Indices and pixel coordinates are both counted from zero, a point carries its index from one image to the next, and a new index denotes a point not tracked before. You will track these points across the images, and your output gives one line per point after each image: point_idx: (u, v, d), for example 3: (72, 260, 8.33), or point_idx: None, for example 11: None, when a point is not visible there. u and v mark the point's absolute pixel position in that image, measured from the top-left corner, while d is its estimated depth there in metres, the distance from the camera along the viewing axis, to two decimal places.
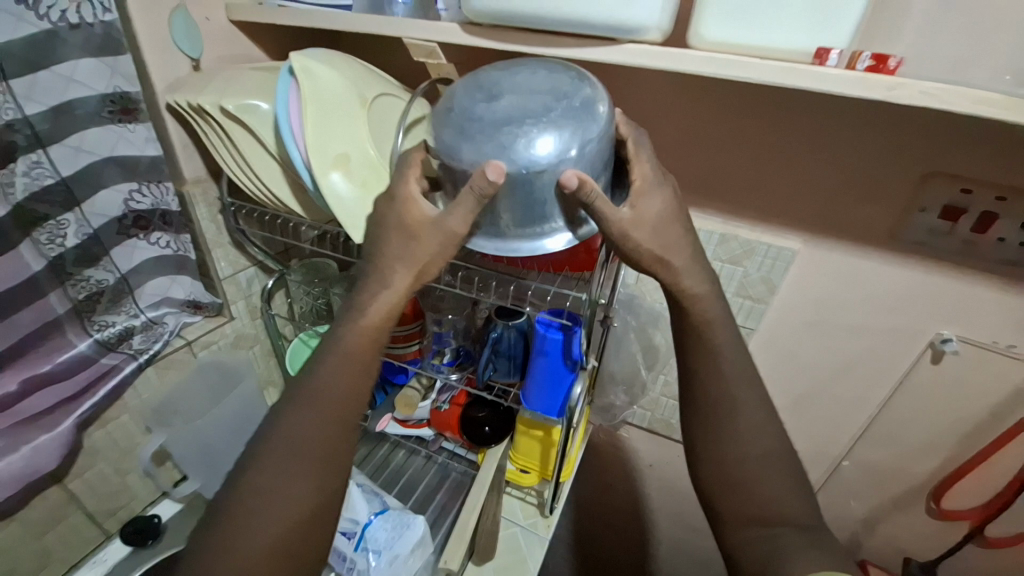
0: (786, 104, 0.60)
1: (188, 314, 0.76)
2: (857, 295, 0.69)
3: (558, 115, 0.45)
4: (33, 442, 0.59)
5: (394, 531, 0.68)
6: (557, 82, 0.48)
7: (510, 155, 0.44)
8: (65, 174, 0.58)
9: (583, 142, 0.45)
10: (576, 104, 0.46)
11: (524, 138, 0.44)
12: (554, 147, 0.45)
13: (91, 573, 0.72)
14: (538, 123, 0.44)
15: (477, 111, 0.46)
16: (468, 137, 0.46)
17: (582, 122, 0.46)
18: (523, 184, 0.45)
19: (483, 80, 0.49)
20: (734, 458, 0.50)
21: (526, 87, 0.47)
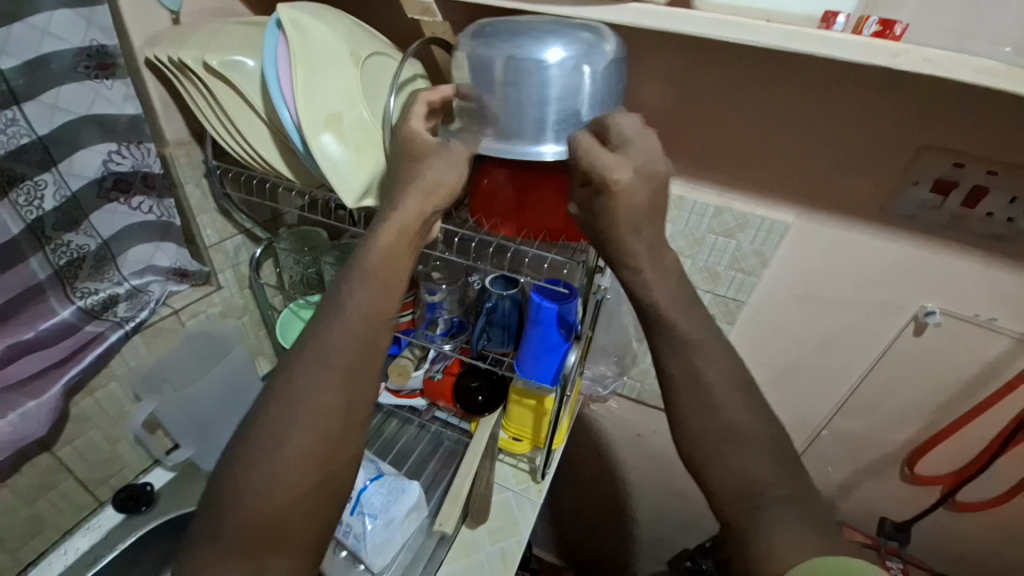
0: (789, 73, 0.59)
1: (175, 282, 0.75)
2: (847, 268, 0.70)
3: (575, 32, 0.48)
4: (20, 408, 0.58)
5: (390, 496, 0.69)
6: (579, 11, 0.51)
7: (527, 58, 0.47)
8: (41, 133, 0.55)
9: (596, 60, 0.48)
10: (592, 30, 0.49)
11: (542, 44, 0.47)
12: (569, 55, 0.47)
13: (86, 538, 0.73)
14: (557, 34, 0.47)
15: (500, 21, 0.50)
16: (492, 40, 0.48)
17: (595, 42, 0.48)
18: (534, 90, 0.48)
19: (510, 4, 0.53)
20: (704, 423, 0.49)
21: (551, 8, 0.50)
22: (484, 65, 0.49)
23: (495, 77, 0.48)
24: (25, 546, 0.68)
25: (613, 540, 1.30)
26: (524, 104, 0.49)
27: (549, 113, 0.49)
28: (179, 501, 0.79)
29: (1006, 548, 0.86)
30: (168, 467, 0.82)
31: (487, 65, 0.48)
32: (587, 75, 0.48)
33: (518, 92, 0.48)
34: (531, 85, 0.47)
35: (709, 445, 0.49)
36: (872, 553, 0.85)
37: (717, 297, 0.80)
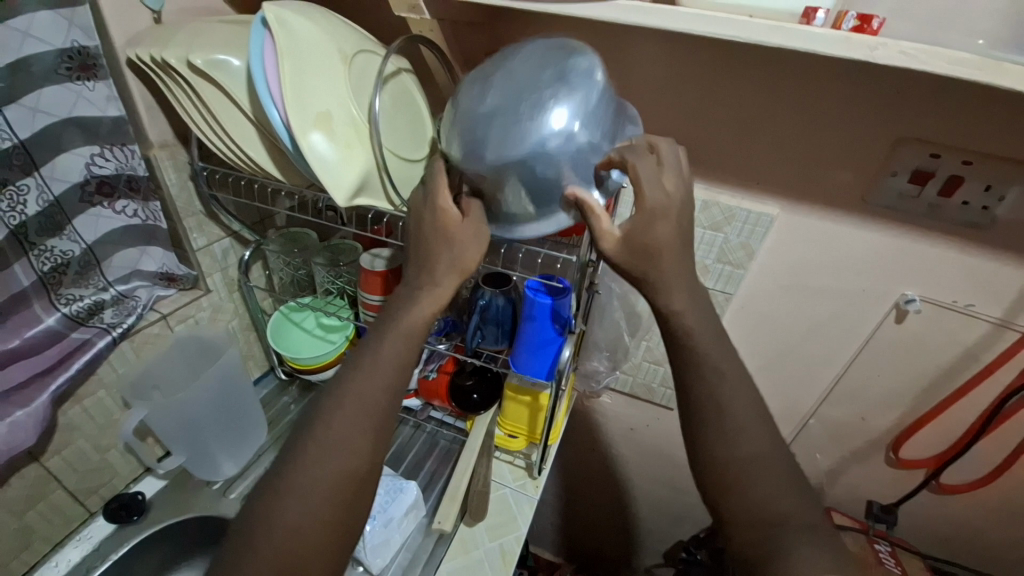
0: (771, 68, 0.61)
1: (162, 287, 0.74)
2: (831, 258, 0.72)
3: (563, 106, 0.47)
4: (9, 419, 0.57)
5: (389, 495, 0.70)
6: (555, 59, 0.49)
7: (533, 157, 0.47)
8: (23, 136, 0.54)
9: (590, 123, 0.48)
10: (574, 87, 0.47)
11: (542, 135, 0.46)
12: (575, 123, 0.47)
13: (77, 550, 0.71)
14: (550, 119, 0.46)
15: (487, 107, 0.48)
16: (492, 145, 0.47)
17: (589, 90, 0.48)
18: (550, 177, 0.49)
19: (483, 74, 0.51)
20: (730, 457, 0.50)
21: (530, 70, 0.49)
22: (490, 168, 0.48)
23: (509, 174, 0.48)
24: (11, 561, 0.66)
25: (610, 533, 1.32)
26: (546, 186, 0.49)
27: (570, 184, 0.50)
28: (173, 509, 0.78)
29: (986, 526, 0.89)
30: (160, 474, 0.80)
31: (496, 170, 0.49)
32: (595, 128, 0.48)
33: (537, 179, 0.48)
34: (547, 166, 0.48)
35: (734, 477, 0.49)
36: (860, 535, 0.88)
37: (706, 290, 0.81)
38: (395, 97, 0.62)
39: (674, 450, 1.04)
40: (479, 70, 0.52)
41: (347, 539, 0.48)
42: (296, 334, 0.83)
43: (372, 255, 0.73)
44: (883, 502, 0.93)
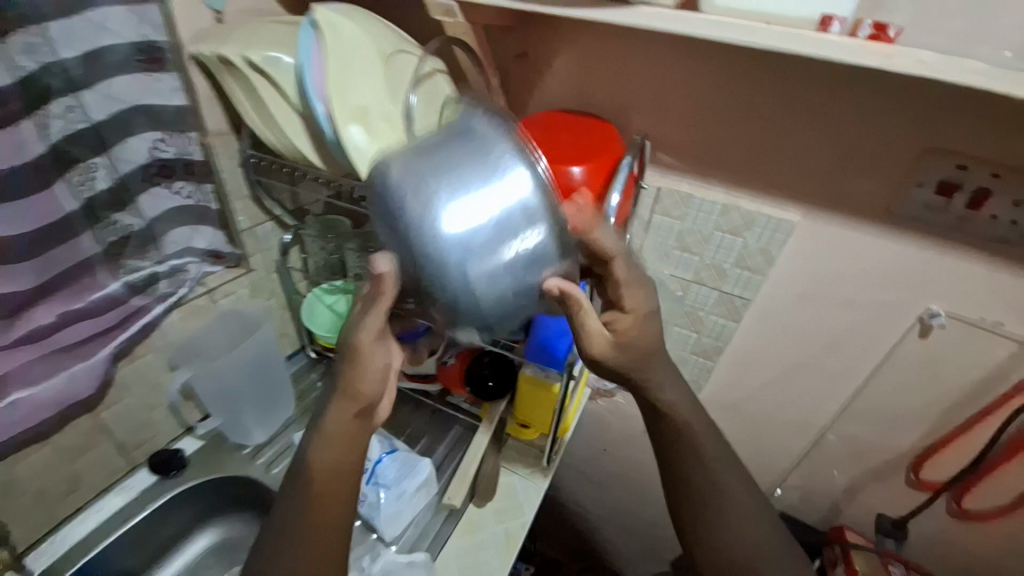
0: (795, 76, 0.62)
1: (210, 264, 0.80)
2: (852, 268, 0.71)
3: (486, 243, 0.43)
4: (71, 369, 0.65)
5: (402, 470, 0.74)
6: (454, 181, 0.43)
7: (479, 303, 0.45)
8: (96, 119, 0.61)
9: (524, 245, 0.44)
10: (488, 211, 0.43)
11: (477, 281, 0.44)
12: (512, 244, 0.44)
13: (120, 497, 0.78)
14: (479, 264, 0.43)
15: (412, 261, 0.45)
16: (436, 301, 0.45)
17: (506, 208, 0.43)
18: (509, 311, 0.47)
19: (387, 204, 0.45)
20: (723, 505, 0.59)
21: (436, 204, 0.43)
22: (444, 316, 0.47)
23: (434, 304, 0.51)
24: (62, 501, 0.73)
25: (617, 537, 1.32)
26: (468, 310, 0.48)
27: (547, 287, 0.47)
28: (208, 468, 0.84)
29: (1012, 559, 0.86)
30: (199, 436, 0.87)
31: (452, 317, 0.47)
32: (499, 244, 0.43)
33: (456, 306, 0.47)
34: (503, 301, 0.46)
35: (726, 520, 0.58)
36: (873, 555, 0.87)
37: (724, 294, 0.81)
38: (429, 95, 0.66)
39: None
40: (383, 210, 0.45)
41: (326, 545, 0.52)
42: (327, 315, 0.88)
43: None
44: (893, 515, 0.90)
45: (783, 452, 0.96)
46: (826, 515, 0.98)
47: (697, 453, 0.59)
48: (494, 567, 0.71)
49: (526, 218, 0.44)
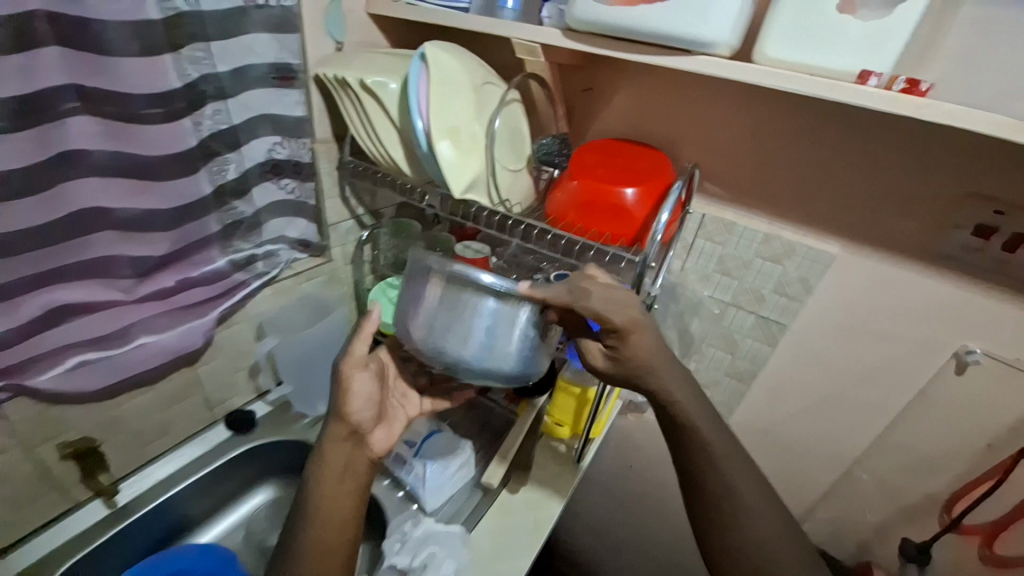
0: (835, 122, 0.69)
1: (298, 251, 0.92)
2: (888, 302, 0.75)
3: (496, 339, 0.58)
4: (187, 324, 0.77)
5: (449, 448, 0.82)
6: (459, 308, 0.58)
7: (508, 375, 0.61)
8: (235, 121, 0.74)
9: (524, 328, 0.58)
10: (490, 318, 0.57)
11: (500, 363, 0.59)
12: (513, 332, 0.58)
13: (199, 447, 0.89)
14: (496, 353, 0.59)
15: (453, 364, 0.61)
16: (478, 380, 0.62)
17: (498, 312, 0.57)
18: (529, 366, 0.62)
19: (418, 329, 0.61)
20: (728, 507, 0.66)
21: (455, 326, 0.58)
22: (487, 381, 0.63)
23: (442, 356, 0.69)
24: (155, 442, 0.84)
25: (637, 559, 1.33)
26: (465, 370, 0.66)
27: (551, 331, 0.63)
28: (272, 432, 0.94)
29: None
30: (268, 402, 0.98)
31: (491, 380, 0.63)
32: (502, 337, 0.58)
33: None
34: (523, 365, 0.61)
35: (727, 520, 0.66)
36: None
37: (761, 319, 0.86)
38: (507, 120, 0.76)
39: None
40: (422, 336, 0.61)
41: (328, 530, 0.60)
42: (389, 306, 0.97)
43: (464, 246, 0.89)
44: (918, 537, 0.88)
45: (812, 484, 0.97)
46: (854, 553, 0.98)
47: (711, 465, 0.65)
48: (522, 549, 0.76)
49: (490, 320, 0.58)
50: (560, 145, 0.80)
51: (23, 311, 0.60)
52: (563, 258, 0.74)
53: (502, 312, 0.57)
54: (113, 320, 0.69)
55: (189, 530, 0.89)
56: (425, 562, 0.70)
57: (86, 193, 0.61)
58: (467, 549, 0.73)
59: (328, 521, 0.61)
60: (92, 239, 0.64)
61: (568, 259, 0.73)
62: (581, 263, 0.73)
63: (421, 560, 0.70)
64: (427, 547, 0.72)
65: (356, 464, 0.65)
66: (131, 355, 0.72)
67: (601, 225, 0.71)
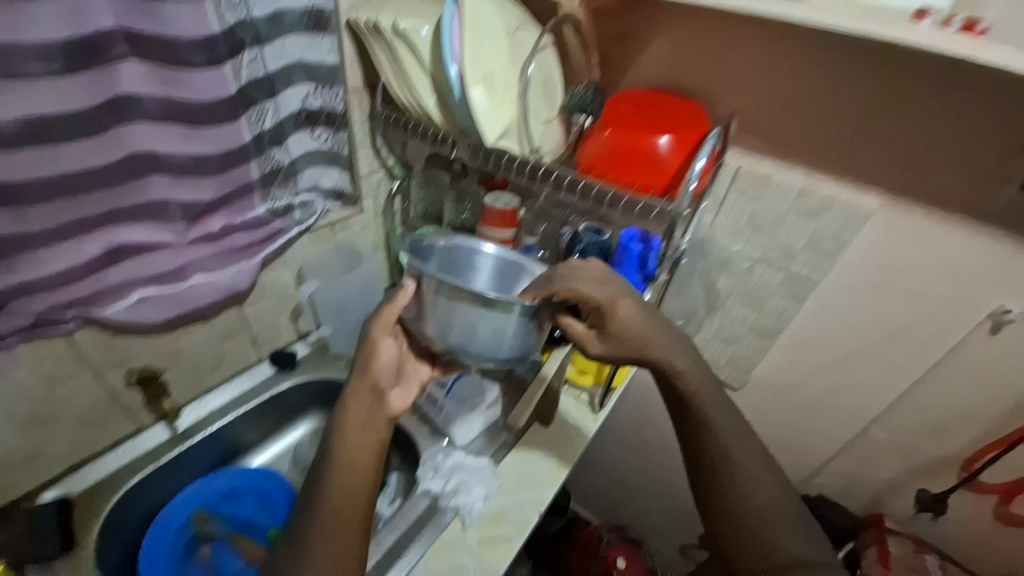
0: (884, 66, 0.66)
1: (331, 202, 0.94)
2: (925, 260, 0.73)
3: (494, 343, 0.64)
4: (237, 265, 0.82)
5: (477, 389, 0.86)
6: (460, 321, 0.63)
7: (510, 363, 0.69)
8: (270, 69, 0.75)
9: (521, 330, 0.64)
10: (488, 327, 0.63)
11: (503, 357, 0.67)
12: (510, 336, 0.64)
13: (246, 380, 0.96)
14: (497, 351, 0.65)
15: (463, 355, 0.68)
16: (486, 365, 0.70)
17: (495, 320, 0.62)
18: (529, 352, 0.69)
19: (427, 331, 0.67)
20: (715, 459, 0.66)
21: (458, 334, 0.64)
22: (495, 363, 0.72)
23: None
24: (207, 377, 0.91)
25: (650, 505, 1.39)
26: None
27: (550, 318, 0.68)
28: (313, 371, 1.01)
29: None
30: (308, 343, 1.04)
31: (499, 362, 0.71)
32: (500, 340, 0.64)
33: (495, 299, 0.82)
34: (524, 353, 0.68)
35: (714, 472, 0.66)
36: (910, 543, 0.91)
37: (790, 275, 0.85)
38: (539, 68, 0.76)
39: None
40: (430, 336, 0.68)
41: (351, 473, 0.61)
42: None
43: (493, 196, 0.89)
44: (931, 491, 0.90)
45: (829, 439, 0.99)
46: (866, 505, 1.01)
47: (723, 412, 0.67)
48: (546, 482, 0.80)
49: (489, 327, 0.63)
50: (594, 94, 0.76)
51: (89, 248, 0.65)
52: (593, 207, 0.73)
53: (491, 320, 0.62)
54: (169, 260, 0.73)
55: (241, 455, 0.98)
56: (456, 488, 0.77)
57: (138, 136, 0.65)
58: (494, 479, 0.80)
59: (351, 466, 0.62)
60: (147, 181, 0.68)
61: (599, 208, 0.73)
62: (614, 208, 0.71)
63: (453, 486, 0.77)
64: (457, 476, 0.78)
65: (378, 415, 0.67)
66: (192, 291, 0.77)
67: (634, 176, 0.71)
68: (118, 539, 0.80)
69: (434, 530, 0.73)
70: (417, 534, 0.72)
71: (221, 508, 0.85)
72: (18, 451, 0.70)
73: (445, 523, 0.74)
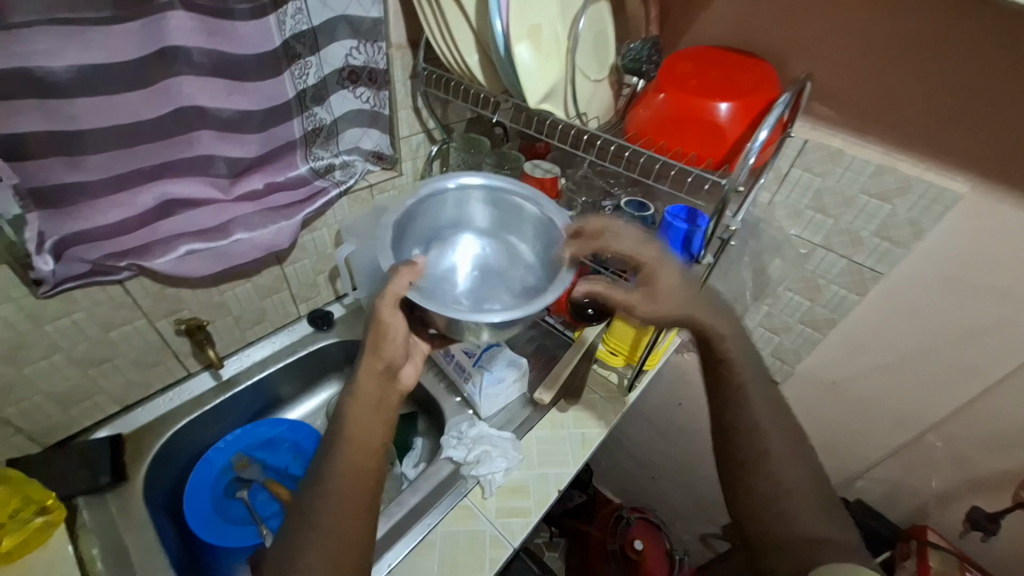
0: (988, 29, 0.57)
1: (372, 163, 0.93)
2: (1016, 257, 0.65)
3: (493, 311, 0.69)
4: (277, 224, 0.80)
5: (505, 361, 0.84)
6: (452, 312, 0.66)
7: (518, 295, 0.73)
8: (314, 23, 0.73)
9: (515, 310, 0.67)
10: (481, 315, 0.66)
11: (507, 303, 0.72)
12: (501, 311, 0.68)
13: (287, 336, 1.00)
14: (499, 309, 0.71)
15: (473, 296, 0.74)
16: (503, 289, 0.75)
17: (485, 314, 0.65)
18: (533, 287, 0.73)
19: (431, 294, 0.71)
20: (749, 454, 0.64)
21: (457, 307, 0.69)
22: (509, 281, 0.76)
23: (458, 260, 0.79)
24: (251, 329, 0.95)
25: (674, 490, 1.38)
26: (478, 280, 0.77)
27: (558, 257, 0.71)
28: (346, 331, 1.04)
29: None
30: (343, 305, 1.06)
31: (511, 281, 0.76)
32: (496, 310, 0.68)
33: (495, 231, 0.81)
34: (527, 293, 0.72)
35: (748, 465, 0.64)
36: (953, 559, 0.83)
37: (853, 264, 0.78)
38: (591, 22, 0.70)
39: None
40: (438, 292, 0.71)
41: (355, 452, 0.61)
42: None
43: (533, 164, 0.89)
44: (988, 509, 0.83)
45: (876, 442, 0.93)
46: (909, 515, 0.95)
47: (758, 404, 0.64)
48: (569, 459, 0.81)
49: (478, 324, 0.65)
50: (652, 49, 0.70)
51: (140, 200, 0.68)
52: (638, 179, 0.69)
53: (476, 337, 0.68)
54: (216, 215, 0.76)
55: (280, 405, 1.03)
56: (478, 459, 0.76)
57: (188, 91, 0.66)
58: (517, 452, 0.79)
59: None
60: (194, 136, 0.69)
61: (646, 180, 0.68)
62: (661, 181, 0.67)
63: (474, 455, 0.77)
64: (480, 446, 0.78)
65: (387, 397, 0.66)
66: (234, 248, 0.76)
67: (686, 145, 0.66)
68: (166, 473, 0.87)
69: (455, 495, 0.75)
70: (438, 499, 0.75)
71: (260, 454, 0.92)
72: (80, 386, 0.76)
73: (466, 490, 0.76)
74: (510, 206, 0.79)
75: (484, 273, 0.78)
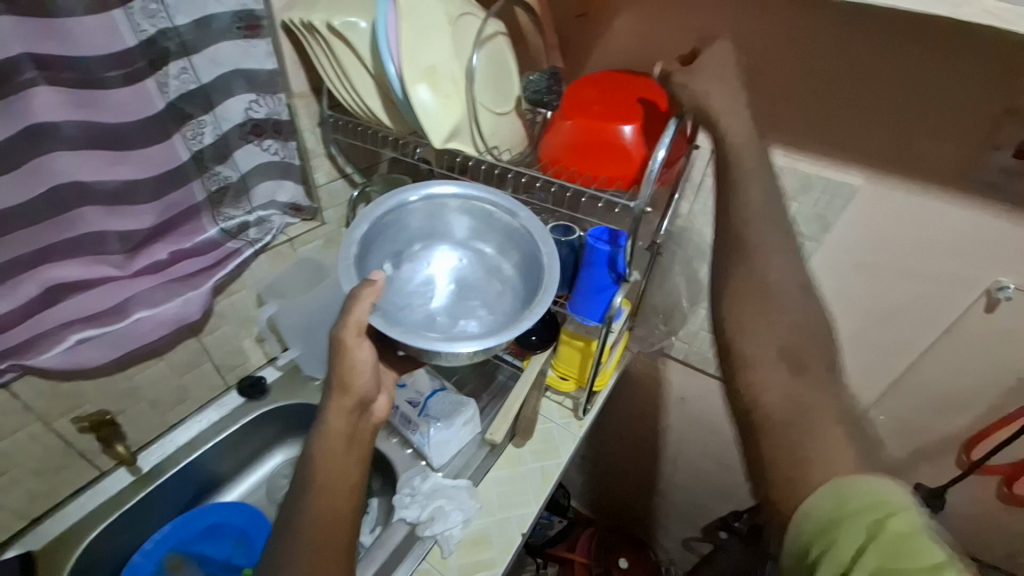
0: (851, 38, 0.62)
1: (290, 216, 0.90)
2: (914, 238, 0.70)
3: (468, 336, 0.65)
4: (185, 296, 0.75)
5: (450, 407, 0.81)
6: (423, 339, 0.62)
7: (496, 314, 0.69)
8: (204, 80, 0.69)
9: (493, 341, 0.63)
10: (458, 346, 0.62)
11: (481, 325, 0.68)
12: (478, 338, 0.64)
13: (215, 412, 0.92)
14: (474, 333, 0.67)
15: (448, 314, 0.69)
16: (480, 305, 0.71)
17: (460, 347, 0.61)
18: (511, 306, 0.69)
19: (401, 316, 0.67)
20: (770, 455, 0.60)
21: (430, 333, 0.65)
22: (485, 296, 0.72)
23: (431, 274, 0.73)
24: (172, 409, 0.87)
25: (650, 500, 1.37)
26: (454, 294, 0.72)
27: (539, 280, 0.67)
28: (284, 396, 0.97)
29: None
30: (278, 367, 0.99)
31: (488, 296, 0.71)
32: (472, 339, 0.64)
33: (470, 241, 0.75)
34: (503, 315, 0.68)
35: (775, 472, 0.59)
36: None
37: None
38: (491, 57, 0.70)
39: (720, 422, 1.08)
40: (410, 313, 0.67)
41: (333, 509, 0.56)
42: None
43: None
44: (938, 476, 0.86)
45: None
46: None
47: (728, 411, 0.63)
48: (529, 497, 0.78)
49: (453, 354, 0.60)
50: (550, 81, 0.74)
51: (21, 290, 0.60)
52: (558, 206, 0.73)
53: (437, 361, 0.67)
54: (113, 294, 0.68)
55: (217, 488, 0.94)
56: (433, 516, 0.73)
57: (62, 167, 0.59)
58: (474, 501, 0.76)
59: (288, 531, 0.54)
60: (77, 214, 0.62)
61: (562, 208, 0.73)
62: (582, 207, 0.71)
63: (428, 513, 0.73)
64: (434, 500, 0.74)
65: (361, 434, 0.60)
66: (135, 328, 0.70)
67: (594, 170, 0.67)
68: None
69: (413, 559, 0.71)
70: (396, 566, 0.70)
71: (198, 548, 0.84)
72: None
73: (424, 552, 0.72)
74: (485, 212, 0.73)
75: (459, 284, 0.72)
